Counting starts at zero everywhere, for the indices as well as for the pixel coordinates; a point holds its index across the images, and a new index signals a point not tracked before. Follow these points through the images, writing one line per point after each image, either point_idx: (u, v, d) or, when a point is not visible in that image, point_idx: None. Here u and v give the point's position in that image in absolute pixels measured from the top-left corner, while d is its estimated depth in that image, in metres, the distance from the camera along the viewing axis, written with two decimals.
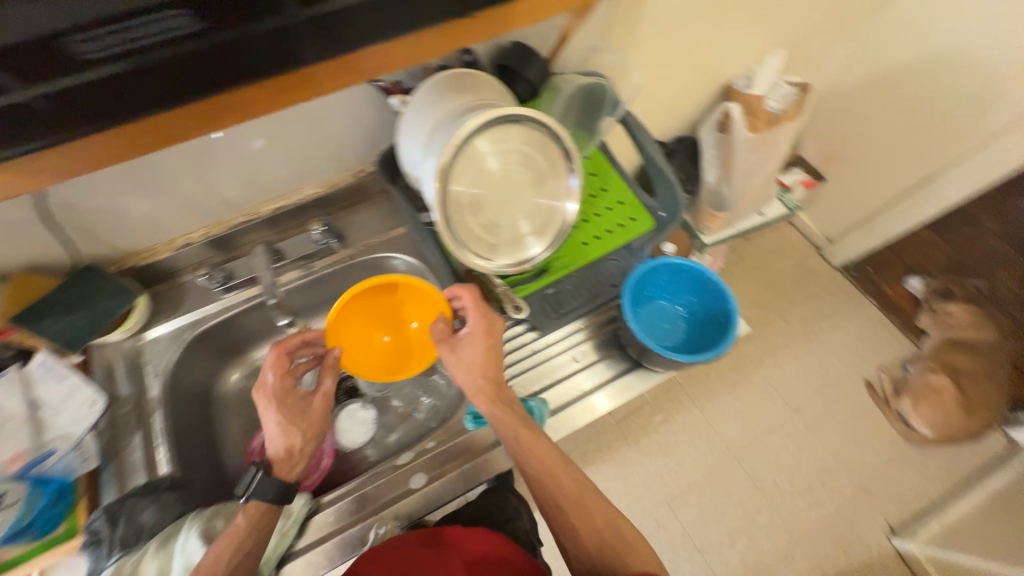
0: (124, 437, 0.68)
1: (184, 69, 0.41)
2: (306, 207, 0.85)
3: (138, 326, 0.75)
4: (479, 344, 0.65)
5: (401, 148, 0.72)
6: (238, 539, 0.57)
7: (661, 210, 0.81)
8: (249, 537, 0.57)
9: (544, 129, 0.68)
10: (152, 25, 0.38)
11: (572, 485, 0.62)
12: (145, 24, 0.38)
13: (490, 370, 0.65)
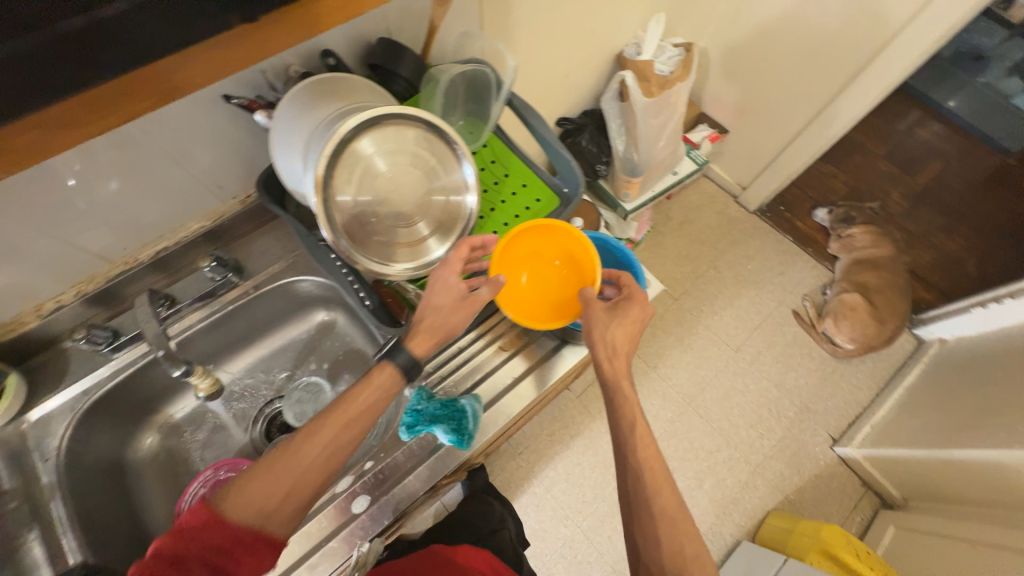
0: (18, 533, 0.61)
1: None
2: (194, 244, 0.78)
3: (15, 408, 0.67)
4: (616, 323, 0.66)
5: (279, 164, 0.67)
6: (375, 391, 0.60)
7: (564, 187, 0.82)
8: (382, 391, 0.60)
9: (425, 124, 0.66)
10: None
11: (663, 477, 0.58)
12: None
13: (625, 346, 0.66)
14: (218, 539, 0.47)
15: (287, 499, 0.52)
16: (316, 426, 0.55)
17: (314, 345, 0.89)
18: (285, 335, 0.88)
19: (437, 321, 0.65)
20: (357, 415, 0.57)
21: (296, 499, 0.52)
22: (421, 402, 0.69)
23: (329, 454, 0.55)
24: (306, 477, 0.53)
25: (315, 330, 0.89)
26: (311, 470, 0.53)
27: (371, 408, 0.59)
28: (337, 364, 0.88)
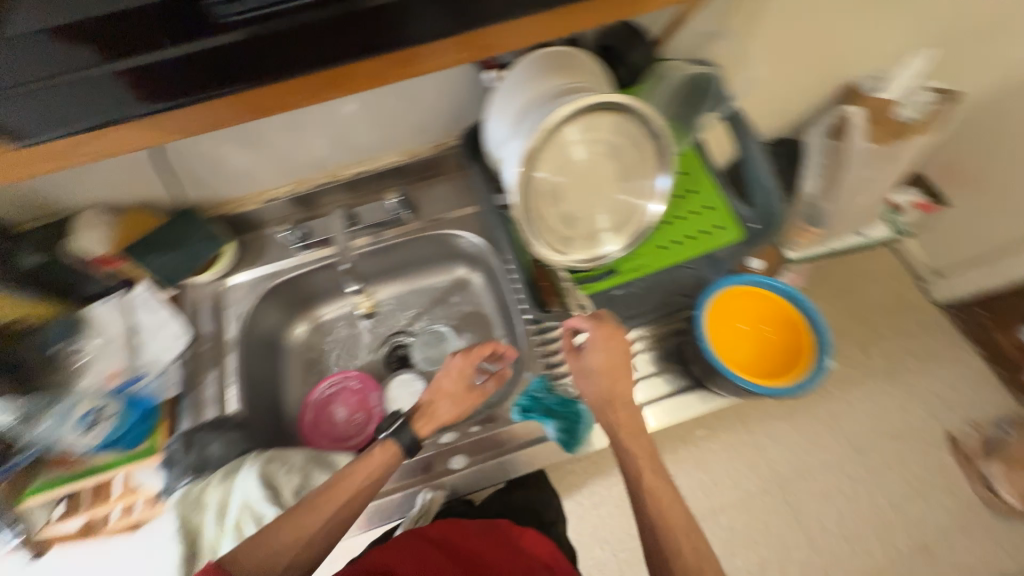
0: (202, 370, 0.74)
1: None
2: (385, 175, 0.85)
3: (225, 270, 0.81)
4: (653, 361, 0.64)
5: (487, 125, 0.69)
6: (366, 469, 0.61)
7: (752, 221, 0.75)
8: (381, 470, 0.61)
9: (645, 120, 0.62)
10: None
11: (678, 500, 0.57)
12: None
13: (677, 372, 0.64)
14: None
15: (278, 552, 0.55)
16: (307, 506, 0.57)
17: (448, 296, 0.92)
18: (426, 280, 0.93)
19: (442, 409, 0.67)
20: (330, 493, 0.59)
21: (292, 546, 0.55)
22: (541, 392, 0.68)
23: (325, 518, 0.57)
24: (303, 537, 0.56)
25: (454, 284, 0.93)
26: (316, 527, 0.57)
27: (353, 496, 0.59)
28: (463, 322, 0.91)
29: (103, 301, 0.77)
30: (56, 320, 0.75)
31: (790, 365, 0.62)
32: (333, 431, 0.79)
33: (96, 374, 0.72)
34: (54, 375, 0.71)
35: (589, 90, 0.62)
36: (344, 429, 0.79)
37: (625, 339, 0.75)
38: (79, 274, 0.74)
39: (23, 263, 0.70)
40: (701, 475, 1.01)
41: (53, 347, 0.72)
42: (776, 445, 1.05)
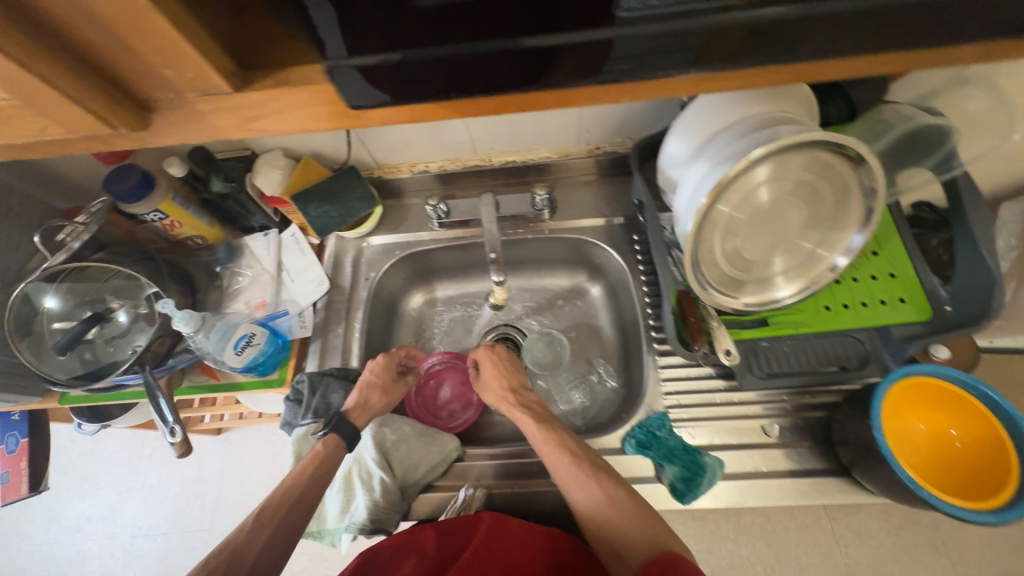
0: (332, 322, 0.78)
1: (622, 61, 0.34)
2: (532, 169, 0.85)
3: (368, 231, 0.84)
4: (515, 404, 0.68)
5: (666, 142, 0.66)
6: (317, 462, 0.61)
7: (949, 304, 0.64)
8: (326, 464, 0.60)
9: (860, 170, 0.55)
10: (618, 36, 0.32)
11: (601, 486, 0.56)
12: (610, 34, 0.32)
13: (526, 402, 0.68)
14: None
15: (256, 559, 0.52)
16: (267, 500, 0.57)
17: (564, 302, 0.90)
18: (547, 280, 0.91)
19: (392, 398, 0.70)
20: (295, 488, 0.58)
21: (268, 556, 0.53)
22: (662, 430, 0.64)
23: (286, 530, 0.55)
24: (274, 538, 0.54)
25: (572, 290, 0.90)
26: (290, 529, 0.56)
27: (318, 484, 0.59)
28: (572, 331, 0.88)
29: (261, 234, 0.84)
30: (221, 242, 0.84)
31: (989, 487, 0.51)
32: (435, 409, 0.80)
33: (246, 300, 0.80)
34: (212, 291, 0.80)
35: (800, 123, 0.56)
36: (446, 410, 0.80)
37: (762, 397, 0.67)
38: (249, 207, 0.81)
39: (212, 188, 0.76)
40: (764, 549, 0.93)
41: (218, 266, 0.82)
42: (858, 543, 0.90)
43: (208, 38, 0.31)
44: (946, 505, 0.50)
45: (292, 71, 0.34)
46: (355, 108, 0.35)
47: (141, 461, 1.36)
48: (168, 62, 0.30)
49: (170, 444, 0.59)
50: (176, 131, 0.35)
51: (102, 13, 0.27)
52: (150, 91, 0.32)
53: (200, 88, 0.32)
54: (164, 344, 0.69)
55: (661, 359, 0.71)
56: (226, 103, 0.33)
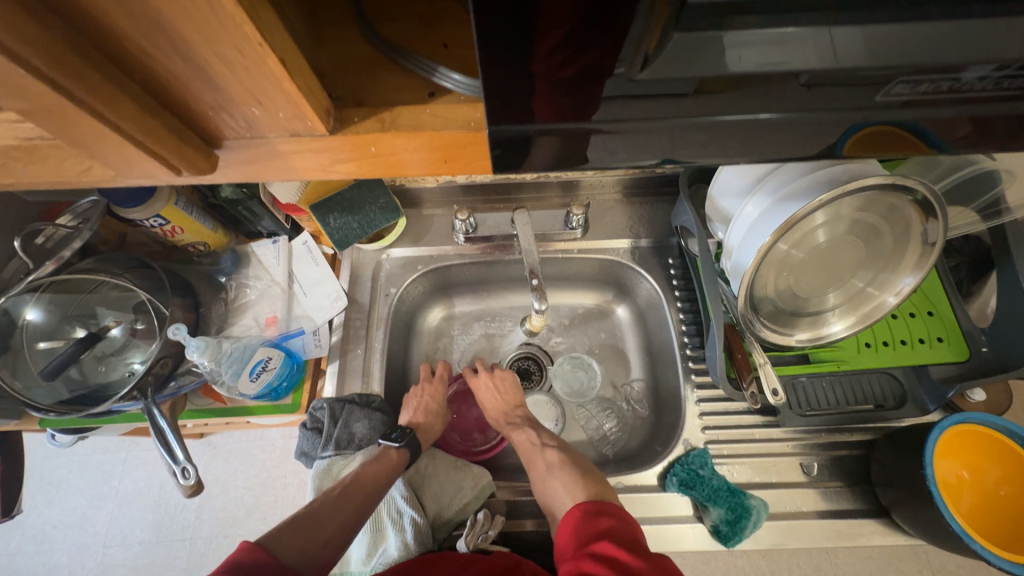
0: (350, 342, 0.73)
1: (750, 120, 0.31)
2: (564, 184, 0.81)
3: (389, 243, 0.79)
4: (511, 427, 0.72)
5: (719, 171, 0.63)
6: (388, 465, 0.62)
7: (986, 345, 0.63)
8: (392, 470, 0.61)
9: (923, 214, 0.54)
10: (752, 94, 0.29)
11: (554, 474, 0.61)
12: (740, 90, 0.29)
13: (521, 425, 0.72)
14: (272, 564, 0.47)
15: (315, 545, 0.52)
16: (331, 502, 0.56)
17: (590, 322, 0.86)
18: (574, 298, 0.88)
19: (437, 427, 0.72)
20: (364, 483, 0.59)
21: (326, 543, 0.53)
22: (705, 468, 0.62)
23: (348, 524, 0.55)
24: (338, 529, 0.55)
25: (598, 310, 0.87)
26: (349, 522, 0.56)
27: (383, 483, 0.60)
28: (599, 352, 0.84)
29: (270, 241, 0.77)
30: (225, 249, 0.77)
31: None
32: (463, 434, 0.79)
33: (255, 315, 0.74)
34: (218, 305, 0.73)
35: (866, 161, 0.54)
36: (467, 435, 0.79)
37: (799, 435, 0.66)
38: (258, 212, 0.74)
39: (222, 193, 0.69)
40: None
41: (224, 277, 0.76)
42: None
43: (312, 74, 0.26)
44: (997, 557, 0.50)
45: (398, 113, 0.30)
46: (484, 163, 0.32)
47: (115, 466, 1.25)
48: (258, 98, 0.26)
49: (180, 486, 0.54)
50: (243, 166, 0.31)
51: (187, 44, 0.22)
52: (221, 127, 0.29)
53: (289, 129, 0.28)
54: (168, 365, 0.62)
55: (699, 392, 0.69)
56: (316, 145, 0.29)
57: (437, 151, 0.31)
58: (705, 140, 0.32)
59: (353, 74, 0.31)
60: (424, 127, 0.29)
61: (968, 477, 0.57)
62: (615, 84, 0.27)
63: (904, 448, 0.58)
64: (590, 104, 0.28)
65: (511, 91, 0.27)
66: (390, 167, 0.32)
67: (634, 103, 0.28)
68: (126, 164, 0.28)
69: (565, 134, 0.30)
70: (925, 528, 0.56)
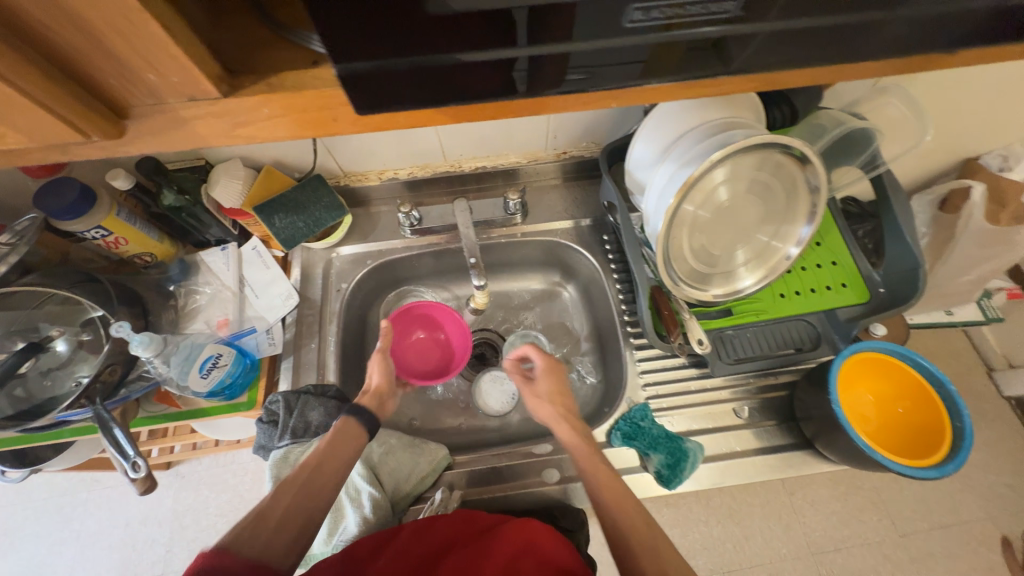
0: (304, 337, 0.75)
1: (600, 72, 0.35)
2: (504, 173, 0.86)
3: (337, 241, 0.82)
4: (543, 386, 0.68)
5: (633, 145, 0.70)
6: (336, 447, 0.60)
7: (882, 286, 0.72)
8: (342, 455, 0.60)
9: (804, 167, 0.61)
10: None
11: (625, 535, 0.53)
12: None
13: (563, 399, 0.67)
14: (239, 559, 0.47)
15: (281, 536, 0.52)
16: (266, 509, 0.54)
17: (539, 305, 0.91)
18: (521, 283, 0.92)
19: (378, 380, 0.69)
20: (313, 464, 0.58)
21: (291, 532, 0.53)
22: (645, 420, 0.67)
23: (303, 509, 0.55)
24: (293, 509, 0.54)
25: (546, 291, 0.92)
26: (308, 508, 0.55)
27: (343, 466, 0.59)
28: (550, 330, 0.88)
29: (219, 248, 0.79)
30: (173, 259, 0.78)
31: (927, 446, 0.59)
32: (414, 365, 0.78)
33: (207, 319, 0.75)
34: (167, 311, 0.74)
35: (752, 128, 0.61)
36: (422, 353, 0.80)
37: (731, 382, 0.72)
38: (204, 219, 0.76)
39: (164, 202, 0.70)
40: (734, 527, 1.00)
41: (172, 286, 0.76)
42: (813, 511, 1.01)
43: (196, 42, 0.30)
44: (895, 464, 0.56)
45: (285, 77, 0.33)
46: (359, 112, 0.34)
47: (76, 507, 1.20)
48: (150, 63, 0.29)
49: (131, 481, 0.56)
50: (152, 137, 0.34)
51: (72, 7, 0.25)
52: (127, 98, 0.32)
53: (186, 93, 0.32)
54: (116, 372, 0.62)
55: (638, 353, 0.74)
56: (214, 109, 0.33)
57: (325, 112, 0.35)
58: (571, 88, 0.35)
59: (254, 50, 0.35)
60: (311, 88, 0.33)
61: (871, 398, 0.64)
62: (419, 16, 0.28)
63: (816, 382, 0.63)
64: (447, 44, 0.30)
65: (364, 42, 0.29)
66: (291, 126, 0.35)
67: (474, 42, 0.30)
68: (41, 137, 0.31)
69: (407, 70, 0.31)
70: (842, 451, 0.61)
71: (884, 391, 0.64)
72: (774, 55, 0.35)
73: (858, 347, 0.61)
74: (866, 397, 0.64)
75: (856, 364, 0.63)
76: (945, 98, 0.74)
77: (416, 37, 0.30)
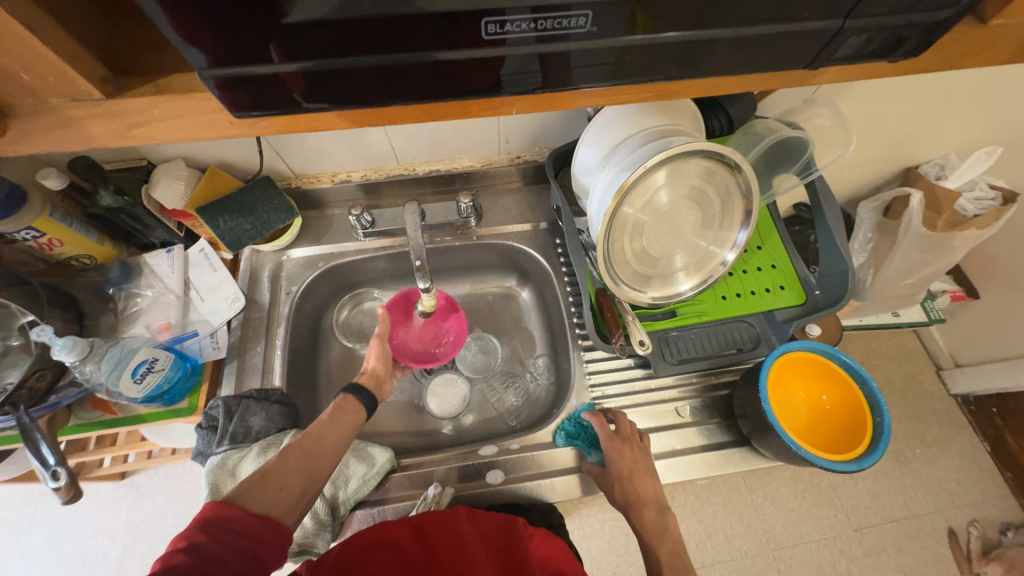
0: (250, 341, 0.75)
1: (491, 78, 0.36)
2: (460, 177, 0.87)
3: (287, 244, 0.81)
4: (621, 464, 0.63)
5: (578, 151, 0.71)
6: (338, 421, 0.62)
7: (818, 288, 0.74)
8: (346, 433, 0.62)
9: (736, 174, 0.63)
10: None
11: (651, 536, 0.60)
12: None
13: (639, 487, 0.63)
14: (243, 517, 0.49)
15: (285, 494, 0.54)
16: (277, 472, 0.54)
17: (496, 307, 0.91)
18: (479, 286, 0.93)
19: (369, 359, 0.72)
20: (316, 437, 0.59)
21: (295, 491, 0.55)
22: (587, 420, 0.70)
23: (305, 474, 0.56)
24: (296, 475, 0.55)
25: (503, 294, 0.92)
26: (312, 472, 0.57)
27: (342, 437, 0.61)
28: (505, 333, 0.89)
29: (163, 251, 0.77)
30: (115, 262, 0.76)
31: (852, 440, 0.61)
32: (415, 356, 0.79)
33: (148, 323, 0.73)
34: (106, 316, 0.72)
35: (687, 135, 0.63)
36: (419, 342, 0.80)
37: (675, 382, 0.74)
38: (147, 221, 0.74)
39: (101, 202, 0.68)
40: (696, 526, 1.02)
41: (112, 289, 0.75)
42: (771, 507, 1.03)
43: (72, 42, 0.30)
44: (815, 458, 0.58)
45: (175, 78, 0.33)
46: (241, 113, 0.34)
47: (22, 521, 1.15)
48: (21, 62, 0.29)
49: (54, 490, 0.54)
50: (40, 138, 0.34)
51: None
52: (8, 98, 0.31)
53: (68, 93, 0.32)
54: (44, 379, 0.61)
55: (586, 354, 0.75)
56: (102, 109, 0.33)
57: (221, 114, 0.35)
58: (463, 90, 0.36)
59: (148, 50, 0.35)
60: (200, 88, 0.33)
61: (803, 395, 0.67)
62: (279, 27, 0.29)
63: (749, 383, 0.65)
64: (326, 44, 0.30)
65: (234, 42, 0.29)
66: (188, 128, 0.35)
67: (354, 43, 0.31)
68: None
69: (292, 74, 0.32)
70: (773, 448, 0.63)
71: (813, 389, 0.67)
72: (665, 66, 0.36)
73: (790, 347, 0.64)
74: (798, 394, 0.68)
75: (789, 363, 0.66)
76: (873, 108, 0.77)
77: (291, 39, 0.30)
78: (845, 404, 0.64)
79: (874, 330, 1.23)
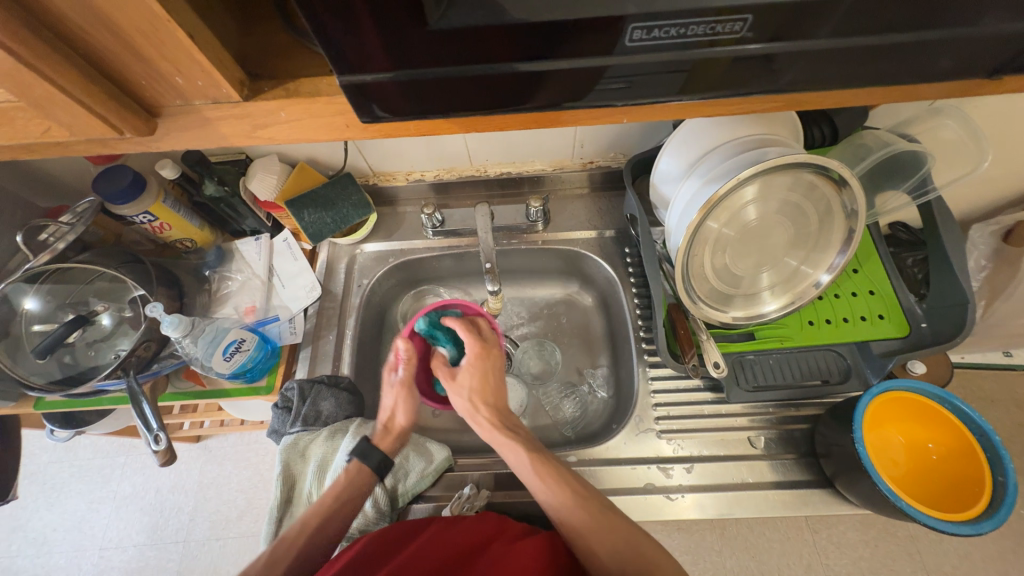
0: (324, 329, 0.79)
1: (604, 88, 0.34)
2: (530, 180, 0.86)
3: (362, 238, 0.85)
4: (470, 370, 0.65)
5: (659, 158, 0.68)
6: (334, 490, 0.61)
7: (925, 321, 0.66)
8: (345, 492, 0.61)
9: (840, 190, 0.57)
10: None
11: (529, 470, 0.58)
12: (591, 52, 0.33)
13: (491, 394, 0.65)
14: None
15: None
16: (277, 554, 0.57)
17: (557, 313, 0.90)
18: (539, 291, 0.92)
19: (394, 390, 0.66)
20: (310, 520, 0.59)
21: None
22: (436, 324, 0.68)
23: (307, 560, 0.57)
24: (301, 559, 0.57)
25: (564, 300, 0.91)
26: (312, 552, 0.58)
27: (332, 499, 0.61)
28: (564, 340, 0.87)
29: (253, 238, 0.83)
30: (211, 246, 0.83)
31: (966, 500, 0.54)
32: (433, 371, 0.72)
33: (236, 305, 0.79)
34: (201, 295, 0.79)
35: (786, 145, 0.58)
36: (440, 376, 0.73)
37: (748, 409, 0.69)
38: (241, 210, 0.80)
39: (205, 191, 0.74)
40: (750, 561, 0.95)
41: (207, 271, 0.81)
42: (838, 553, 0.94)
43: (217, 47, 0.32)
44: (920, 513, 0.51)
45: (301, 83, 0.35)
46: (364, 117, 0.35)
47: (114, 469, 1.29)
48: (176, 66, 0.31)
49: (155, 452, 0.60)
50: (180, 135, 0.37)
51: (109, 15, 0.27)
52: (159, 98, 0.34)
53: (209, 95, 0.34)
54: (150, 348, 0.67)
55: (652, 371, 0.72)
56: (235, 111, 0.35)
57: (335, 117, 0.36)
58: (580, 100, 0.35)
59: (277, 56, 0.37)
60: (322, 93, 0.35)
61: (902, 440, 0.60)
62: (418, 33, 0.29)
63: (842, 420, 0.59)
64: (451, 53, 0.31)
65: (368, 50, 0.30)
66: (306, 131, 0.37)
67: (479, 51, 0.31)
68: (81, 133, 0.34)
69: (417, 81, 0.32)
70: (863, 494, 0.57)
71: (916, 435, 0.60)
72: (807, 72, 0.34)
73: (895, 384, 0.58)
74: (895, 437, 0.61)
75: (890, 402, 0.59)
76: (1011, 120, 0.67)
77: (417, 48, 0.30)
78: (955, 456, 0.56)
79: (980, 370, 1.08)
